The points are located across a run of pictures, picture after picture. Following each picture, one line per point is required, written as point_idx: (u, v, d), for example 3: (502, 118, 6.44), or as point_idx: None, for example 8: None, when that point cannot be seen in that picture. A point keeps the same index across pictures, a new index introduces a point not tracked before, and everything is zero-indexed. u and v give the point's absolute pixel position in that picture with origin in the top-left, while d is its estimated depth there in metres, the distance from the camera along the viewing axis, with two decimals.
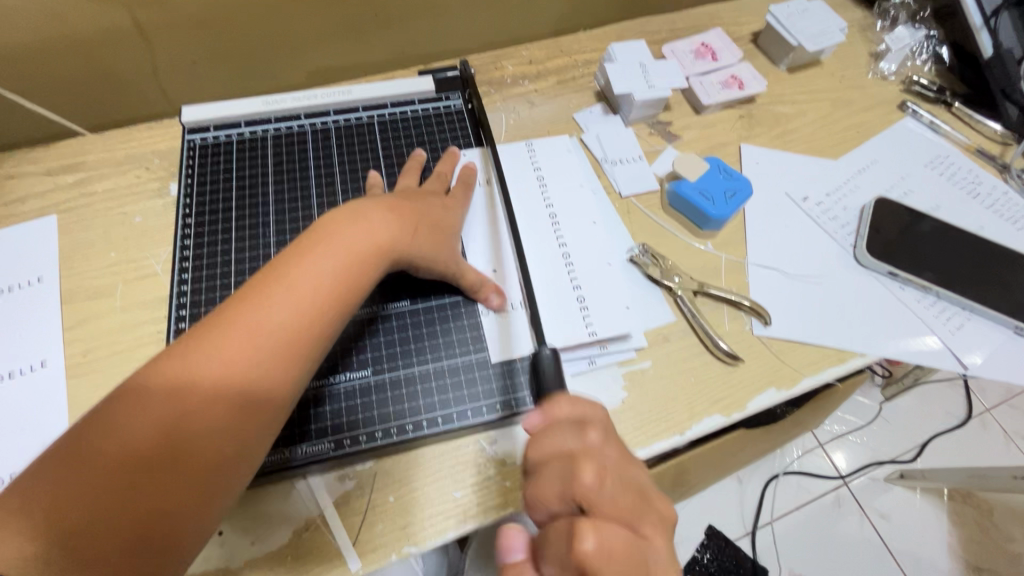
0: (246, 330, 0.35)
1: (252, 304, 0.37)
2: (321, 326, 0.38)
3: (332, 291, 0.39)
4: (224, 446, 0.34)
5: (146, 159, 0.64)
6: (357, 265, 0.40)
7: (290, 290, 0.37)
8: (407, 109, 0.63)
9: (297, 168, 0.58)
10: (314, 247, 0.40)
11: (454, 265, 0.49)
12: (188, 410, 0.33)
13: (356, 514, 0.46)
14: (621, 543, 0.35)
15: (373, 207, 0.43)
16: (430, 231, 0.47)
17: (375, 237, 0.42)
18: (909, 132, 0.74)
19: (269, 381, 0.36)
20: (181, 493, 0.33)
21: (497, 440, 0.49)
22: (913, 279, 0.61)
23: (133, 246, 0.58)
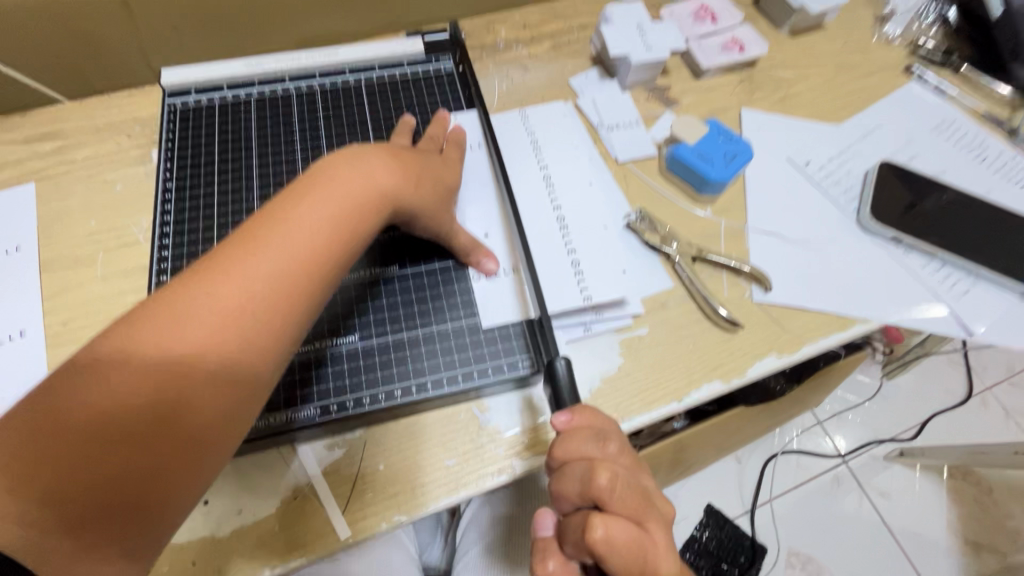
0: (237, 280, 0.32)
1: (242, 252, 0.33)
2: (319, 278, 0.35)
3: (330, 242, 0.36)
4: (220, 402, 0.31)
5: (127, 126, 0.61)
6: (356, 213, 0.37)
7: (285, 238, 0.35)
8: (396, 72, 0.61)
9: (282, 131, 0.56)
10: (313, 193, 0.37)
11: (445, 226, 0.46)
12: (180, 361, 0.30)
13: (346, 482, 0.45)
14: (627, 541, 0.36)
15: (371, 153, 0.40)
16: (430, 185, 0.44)
17: (375, 184, 0.39)
18: (915, 97, 0.72)
19: (264, 336, 0.33)
20: (173, 450, 0.30)
21: (491, 408, 0.48)
22: (917, 244, 0.59)
23: (114, 214, 0.56)
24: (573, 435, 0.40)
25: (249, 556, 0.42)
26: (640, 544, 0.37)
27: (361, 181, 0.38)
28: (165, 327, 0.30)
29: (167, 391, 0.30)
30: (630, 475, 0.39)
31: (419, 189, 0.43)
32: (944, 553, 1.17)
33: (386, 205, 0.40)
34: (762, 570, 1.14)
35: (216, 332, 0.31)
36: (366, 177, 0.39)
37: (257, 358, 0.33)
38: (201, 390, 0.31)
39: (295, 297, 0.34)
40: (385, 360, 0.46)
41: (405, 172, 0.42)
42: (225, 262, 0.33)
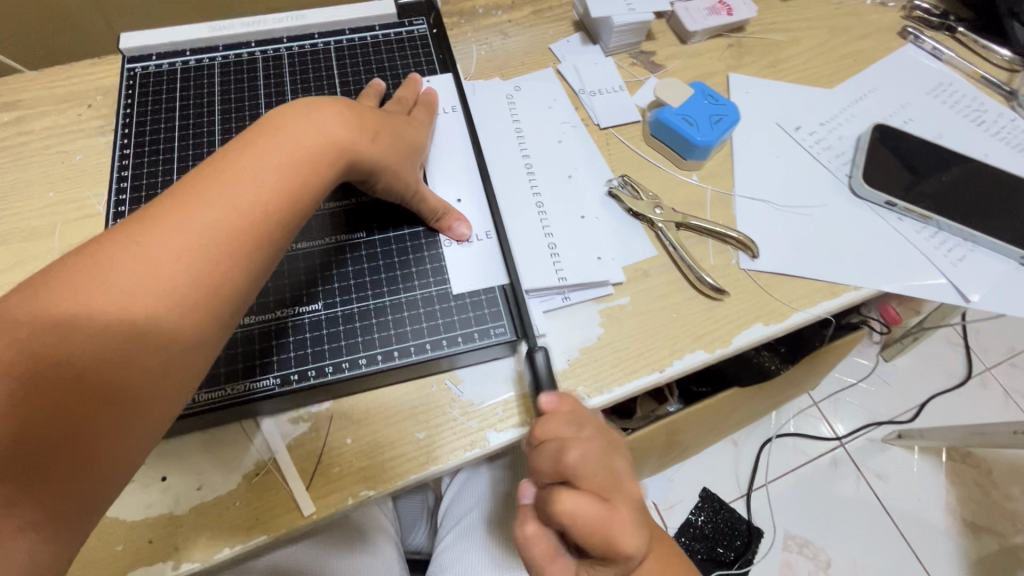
0: (170, 231, 0.31)
1: (178, 204, 0.32)
2: (266, 234, 0.34)
3: (277, 196, 0.34)
4: (150, 358, 0.29)
5: (88, 96, 0.59)
6: (306, 167, 0.36)
7: (228, 190, 0.33)
8: (367, 35, 0.58)
9: (246, 98, 0.54)
10: (257, 144, 0.35)
11: (409, 187, 0.45)
12: (105, 313, 0.28)
13: (311, 457, 0.43)
14: (593, 518, 0.34)
15: (323, 106, 0.39)
16: (386, 142, 0.43)
17: (327, 138, 0.37)
18: (911, 60, 0.69)
19: (205, 291, 0.31)
20: (100, 410, 0.28)
21: (463, 380, 0.46)
22: (912, 209, 0.57)
23: (74, 185, 0.54)
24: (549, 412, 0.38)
25: (208, 534, 0.41)
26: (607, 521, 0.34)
27: (311, 134, 0.36)
28: (93, 281, 0.28)
29: (95, 346, 0.28)
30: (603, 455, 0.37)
31: (376, 144, 0.41)
32: (942, 535, 1.15)
33: (340, 161, 0.38)
34: (758, 554, 1.12)
35: (149, 284, 0.29)
36: (316, 131, 0.37)
37: (197, 316, 0.31)
38: (134, 346, 0.29)
39: (239, 252, 0.33)
40: (349, 328, 0.44)
41: (360, 128, 0.40)
42: (161, 215, 0.31)
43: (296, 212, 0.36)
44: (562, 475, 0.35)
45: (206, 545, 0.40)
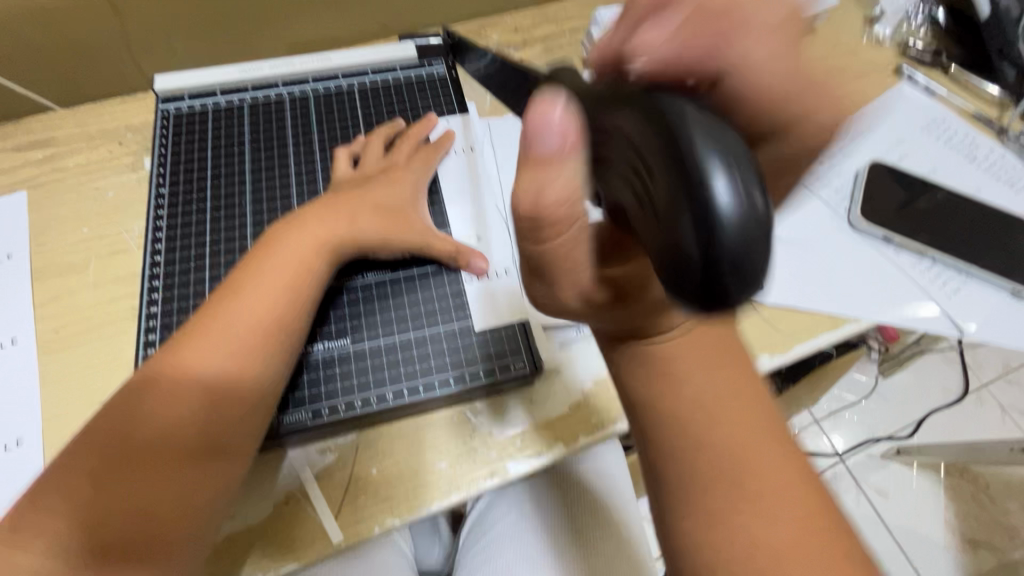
0: (218, 327, 0.41)
1: (221, 305, 0.42)
2: (289, 311, 0.43)
3: (294, 280, 0.44)
4: (218, 424, 0.39)
5: (118, 133, 0.62)
6: (315, 254, 0.45)
7: (257, 280, 0.43)
8: (389, 76, 0.61)
9: (274, 138, 0.57)
10: (274, 248, 0.45)
11: (416, 239, 0.49)
12: (186, 398, 0.39)
13: (338, 488, 0.45)
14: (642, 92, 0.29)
15: (330, 203, 0.48)
16: (379, 209, 0.49)
17: (331, 229, 0.46)
18: (904, 97, 0.72)
19: (251, 365, 0.40)
20: (184, 473, 0.37)
21: (484, 410, 0.48)
22: (907, 243, 0.60)
23: (108, 221, 0.56)
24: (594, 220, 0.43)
25: (242, 561, 0.43)
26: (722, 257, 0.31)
27: (318, 227, 0.46)
28: (171, 376, 0.39)
29: (176, 426, 0.38)
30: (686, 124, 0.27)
31: (377, 216, 0.49)
32: (941, 549, 1.17)
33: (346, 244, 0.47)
34: None
35: (207, 361, 0.39)
36: (324, 224, 0.46)
37: (246, 385, 0.40)
38: (206, 406, 0.39)
39: (270, 329, 0.42)
40: (376, 363, 0.47)
41: (361, 209, 0.48)
42: (215, 308, 0.42)
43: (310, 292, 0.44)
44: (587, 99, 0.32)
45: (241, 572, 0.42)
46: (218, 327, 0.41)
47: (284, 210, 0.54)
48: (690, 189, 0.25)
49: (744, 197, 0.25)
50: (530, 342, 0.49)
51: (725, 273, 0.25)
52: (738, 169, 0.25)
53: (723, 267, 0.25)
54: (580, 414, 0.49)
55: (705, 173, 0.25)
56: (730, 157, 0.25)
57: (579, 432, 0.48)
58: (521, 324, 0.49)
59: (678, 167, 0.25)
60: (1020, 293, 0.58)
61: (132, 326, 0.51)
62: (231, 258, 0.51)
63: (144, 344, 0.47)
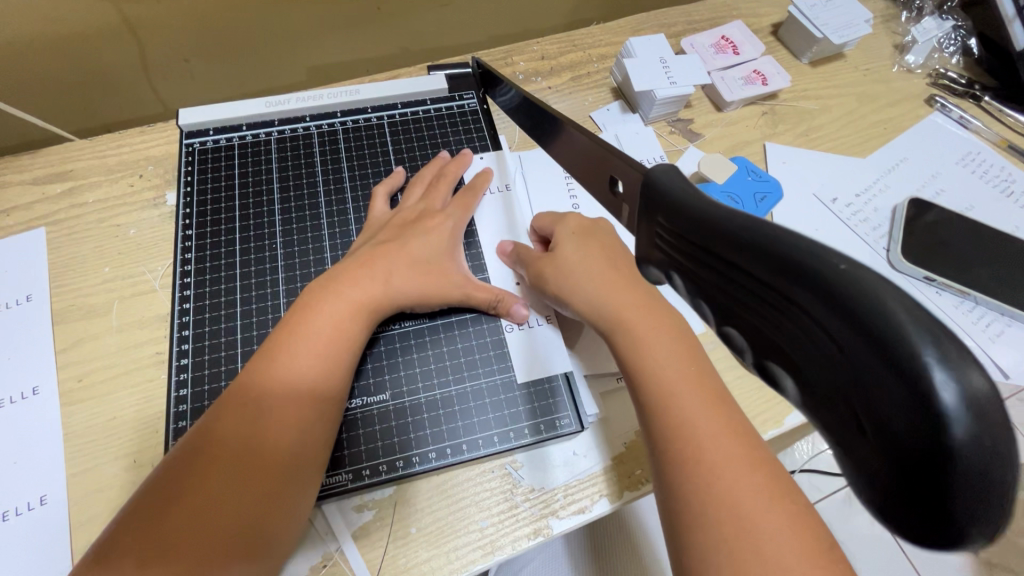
0: (281, 369, 0.40)
1: (279, 347, 0.41)
2: (332, 371, 0.42)
3: (332, 349, 0.42)
4: (286, 465, 0.38)
5: (139, 166, 0.60)
6: (353, 320, 0.44)
7: (293, 349, 0.41)
8: (419, 109, 0.60)
9: (303, 176, 0.55)
10: (327, 294, 0.44)
11: (456, 290, 0.48)
12: (254, 440, 0.38)
13: (377, 548, 0.43)
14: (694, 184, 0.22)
15: (365, 261, 0.47)
16: (421, 263, 0.48)
17: (368, 292, 0.45)
18: (938, 128, 0.71)
19: (316, 407, 0.40)
20: (251, 516, 0.36)
21: (524, 464, 0.47)
22: (950, 285, 0.58)
23: (130, 260, 0.54)
24: (570, 236, 0.49)
25: None
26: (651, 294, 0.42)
27: (354, 291, 0.44)
28: (238, 419, 0.38)
29: (243, 469, 0.37)
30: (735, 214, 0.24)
31: (419, 271, 0.48)
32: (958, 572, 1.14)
33: (382, 308, 0.45)
34: None
35: (274, 397, 0.39)
36: (359, 286, 0.45)
37: (312, 425, 0.40)
38: (272, 449, 0.38)
39: (309, 403, 0.40)
40: (416, 421, 0.46)
41: (407, 260, 0.47)
42: (248, 379, 0.40)
43: (348, 360, 0.43)
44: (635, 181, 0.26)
45: None
46: (256, 401, 0.39)
47: (317, 252, 0.52)
48: (870, 343, 0.14)
49: (956, 373, 0.14)
50: (572, 397, 0.48)
51: (951, 500, 0.14)
52: (942, 333, 0.14)
53: (955, 486, 0.14)
54: (622, 469, 0.47)
55: (910, 339, 0.13)
56: (928, 324, 0.14)
57: (622, 487, 0.46)
58: (563, 377, 0.49)
59: (813, 291, 0.15)
60: None
61: (158, 373, 0.49)
62: (263, 304, 0.49)
63: (173, 399, 0.45)
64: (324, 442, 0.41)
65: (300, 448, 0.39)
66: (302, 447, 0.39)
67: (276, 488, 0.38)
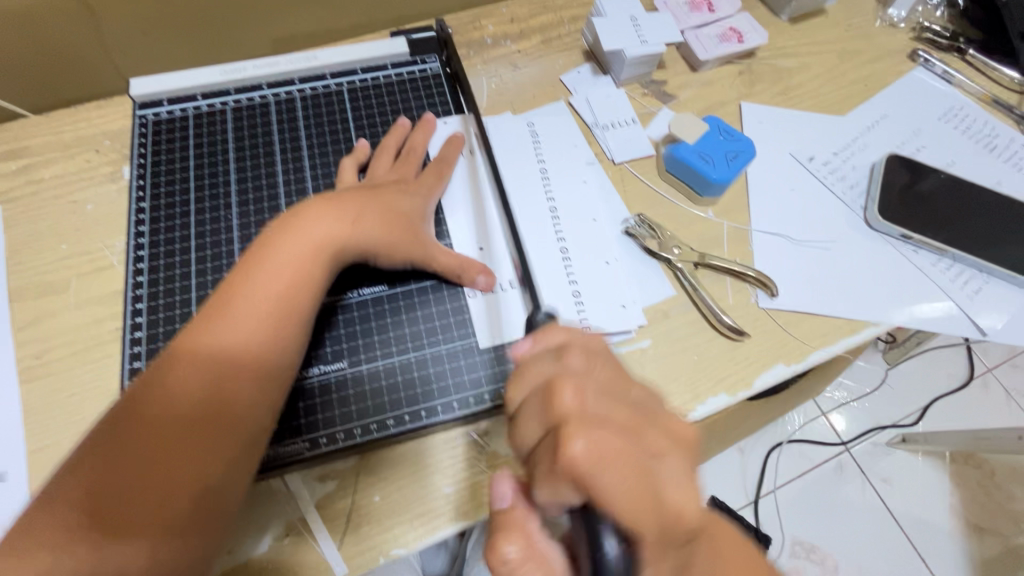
0: (236, 308, 0.40)
1: (236, 288, 0.40)
2: (288, 313, 0.41)
3: (290, 292, 0.41)
4: (238, 406, 0.38)
5: (97, 141, 0.58)
6: (312, 260, 0.42)
7: (248, 293, 0.40)
8: (379, 75, 0.58)
9: (260, 145, 0.53)
10: (286, 233, 0.43)
11: (418, 249, 0.47)
12: (206, 379, 0.37)
13: (339, 517, 0.43)
14: (615, 454, 0.31)
15: (331, 202, 0.45)
16: (384, 215, 0.46)
17: (329, 232, 0.43)
18: (921, 84, 0.69)
19: (270, 349, 0.40)
20: (202, 457, 0.36)
21: (489, 432, 0.46)
22: (927, 242, 0.57)
23: (87, 236, 0.53)
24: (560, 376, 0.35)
25: None
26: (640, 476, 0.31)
27: (315, 229, 0.43)
28: (191, 359, 0.38)
29: (194, 408, 0.36)
30: (616, 392, 0.36)
31: (381, 222, 0.46)
32: (947, 536, 1.11)
33: (345, 248, 0.44)
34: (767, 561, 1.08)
35: (231, 335, 0.39)
36: (321, 224, 0.43)
37: (268, 366, 0.39)
38: (227, 388, 0.38)
39: (266, 347, 0.39)
40: (375, 388, 0.45)
41: (368, 206, 0.46)
42: (206, 319, 0.39)
43: (309, 302, 0.42)
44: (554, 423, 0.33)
45: None
46: (211, 341, 0.38)
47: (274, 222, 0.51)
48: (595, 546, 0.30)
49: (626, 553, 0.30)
50: None
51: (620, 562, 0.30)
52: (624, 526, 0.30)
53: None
54: None
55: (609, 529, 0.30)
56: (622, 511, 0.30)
57: None
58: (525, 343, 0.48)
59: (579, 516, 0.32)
60: None
61: (116, 348, 0.48)
62: (219, 276, 0.48)
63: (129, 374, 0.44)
64: (284, 387, 0.41)
65: (256, 390, 0.39)
66: (258, 390, 0.39)
67: (228, 430, 0.37)
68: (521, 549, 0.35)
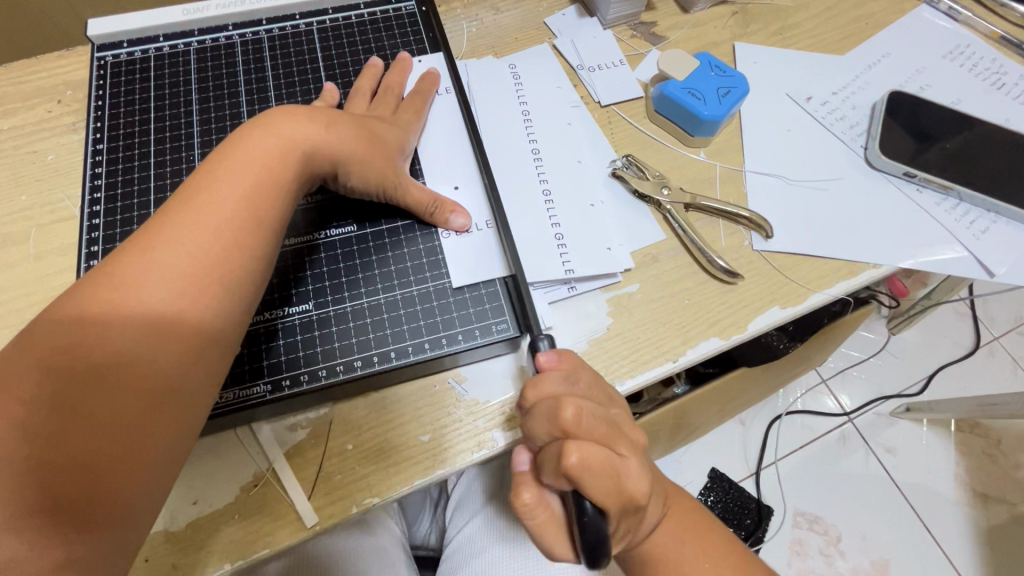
0: (199, 203, 0.35)
1: (199, 184, 0.36)
2: (258, 212, 0.37)
3: (261, 190, 0.37)
4: (201, 309, 0.33)
5: (57, 91, 0.56)
6: (283, 159, 0.38)
7: (212, 191, 0.36)
8: (351, 14, 0.55)
9: (225, 86, 0.51)
10: (256, 131, 0.38)
11: (391, 174, 0.44)
12: (161, 275, 0.33)
13: (310, 466, 0.41)
14: (602, 466, 0.33)
15: (306, 107, 0.42)
16: (359, 134, 0.43)
17: (304, 133, 0.39)
18: (925, 22, 0.65)
19: (238, 248, 0.35)
20: (160, 362, 0.32)
21: (467, 378, 0.44)
22: (932, 180, 0.54)
23: (47, 187, 0.51)
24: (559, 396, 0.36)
25: (211, 547, 0.39)
26: (614, 470, 0.34)
27: (290, 128, 0.39)
28: (146, 254, 0.33)
29: (150, 306, 0.32)
30: (603, 409, 0.37)
31: (356, 138, 0.42)
32: (953, 506, 1.09)
33: (319, 153, 0.40)
34: (769, 532, 1.06)
35: (192, 230, 0.34)
36: (296, 125, 0.39)
37: (239, 266, 0.35)
38: (188, 287, 0.33)
39: (234, 248, 0.35)
40: (342, 329, 0.43)
41: (344, 119, 0.43)
42: (164, 215, 0.35)
43: (281, 205, 0.38)
44: (557, 435, 0.34)
45: (204, 561, 0.39)
46: (170, 234, 0.34)
47: None
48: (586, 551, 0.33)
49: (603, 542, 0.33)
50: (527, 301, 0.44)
51: None
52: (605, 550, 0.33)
53: None
54: None
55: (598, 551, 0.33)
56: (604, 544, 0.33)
57: None
58: (503, 284, 0.45)
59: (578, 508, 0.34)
60: None
61: None
62: None
63: None
64: (253, 298, 0.37)
65: (222, 293, 0.34)
66: (224, 293, 0.35)
67: (191, 335, 0.33)
68: (534, 497, 0.37)
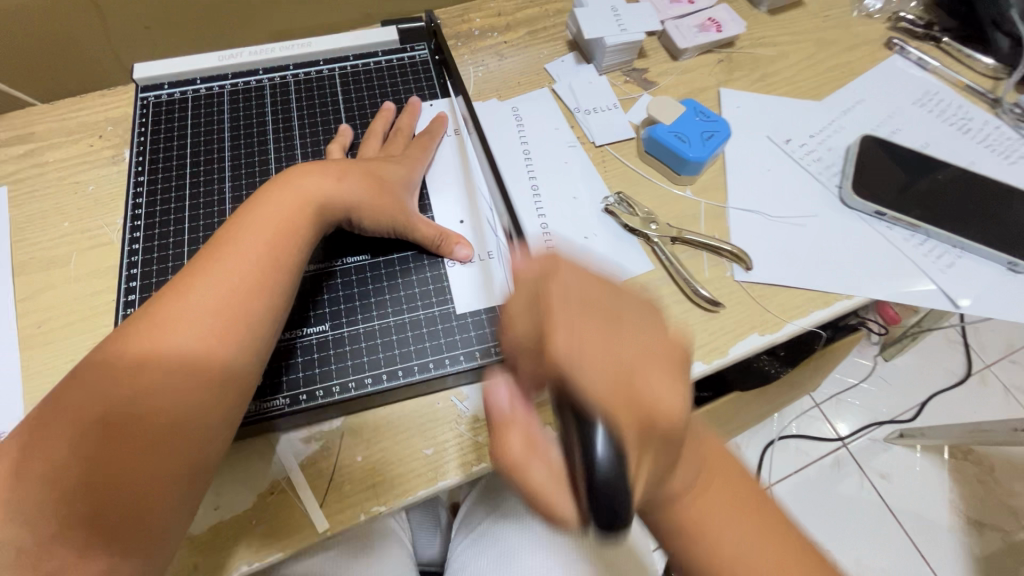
0: (224, 253, 0.40)
1: (227, 236, 0.41)
2: (276, 259, 0.41)
3: (279, 239, 0.42)
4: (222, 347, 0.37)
5: (99, 126, 0.61)
6: (299, 211, 0.43)
7: (236, 241, 0.40)
8: (370, 61, 0.61)
9: (254, 125, 0.56)
10: (276, 188, 0.44)
11: (400, 215, 0.48)
12: (190, 317, 0.37)
13: (323, 476, 0.45)
14: (591, 305, 0.32)
15: (320, 162, 0.47)
16: (371, 180, 0.48)
17: (318, 185, 0.44)
18: (898, 71, 0.71)
19: (256, 291, 0.39)
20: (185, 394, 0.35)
21: (469, 396, 0.48)
22: (901, 219, 0.59)
23: (88, 214, 0.56)
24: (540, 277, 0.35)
25: (229, 549, 0.42)
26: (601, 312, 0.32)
27: (305, 183, 0.44)
28: (178, 298, 0.38)
29: (180, 344, 0.36)
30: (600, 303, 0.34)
31: (367, 186, 0.47)
32: (946, 532, 1.10)
33: (330, 203, 0.45)
34: None
35: (217, 276, 0.39)
36: (311, 180, 0.44)
37: (257, 307, 0.39)
38: (213, 326, 0.37)
39: (253, 288, 0.39)
40: (355, 349, 0.47)
41: (356, 171, 0.48)
42: (196, 264, 0.40)
43: (297, 252, 0.42)
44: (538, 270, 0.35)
45: (223, 561, 0.42)
46: (199, 280, 0.38)
47: None
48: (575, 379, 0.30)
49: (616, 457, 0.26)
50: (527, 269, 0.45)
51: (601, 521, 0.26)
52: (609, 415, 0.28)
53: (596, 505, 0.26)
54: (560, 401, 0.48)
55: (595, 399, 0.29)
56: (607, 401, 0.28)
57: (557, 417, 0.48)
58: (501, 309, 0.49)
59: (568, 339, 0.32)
60: (1016, 268, 0.57)
61: (111, 316, 0.50)
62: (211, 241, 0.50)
63: None
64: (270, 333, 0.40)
65: (241, 331, 0.38)
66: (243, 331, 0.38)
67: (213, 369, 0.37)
68: (521, 443, 0.34)
